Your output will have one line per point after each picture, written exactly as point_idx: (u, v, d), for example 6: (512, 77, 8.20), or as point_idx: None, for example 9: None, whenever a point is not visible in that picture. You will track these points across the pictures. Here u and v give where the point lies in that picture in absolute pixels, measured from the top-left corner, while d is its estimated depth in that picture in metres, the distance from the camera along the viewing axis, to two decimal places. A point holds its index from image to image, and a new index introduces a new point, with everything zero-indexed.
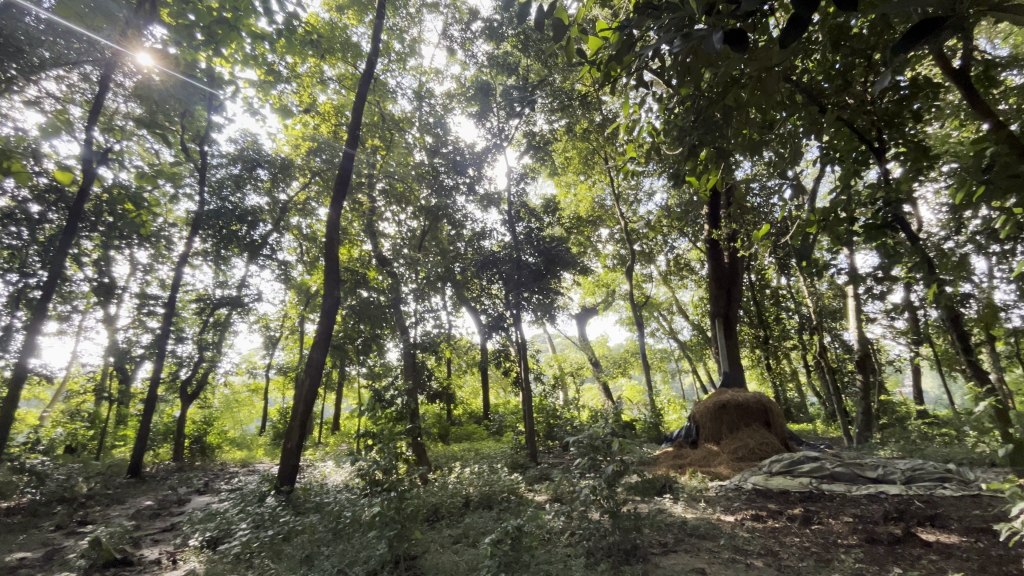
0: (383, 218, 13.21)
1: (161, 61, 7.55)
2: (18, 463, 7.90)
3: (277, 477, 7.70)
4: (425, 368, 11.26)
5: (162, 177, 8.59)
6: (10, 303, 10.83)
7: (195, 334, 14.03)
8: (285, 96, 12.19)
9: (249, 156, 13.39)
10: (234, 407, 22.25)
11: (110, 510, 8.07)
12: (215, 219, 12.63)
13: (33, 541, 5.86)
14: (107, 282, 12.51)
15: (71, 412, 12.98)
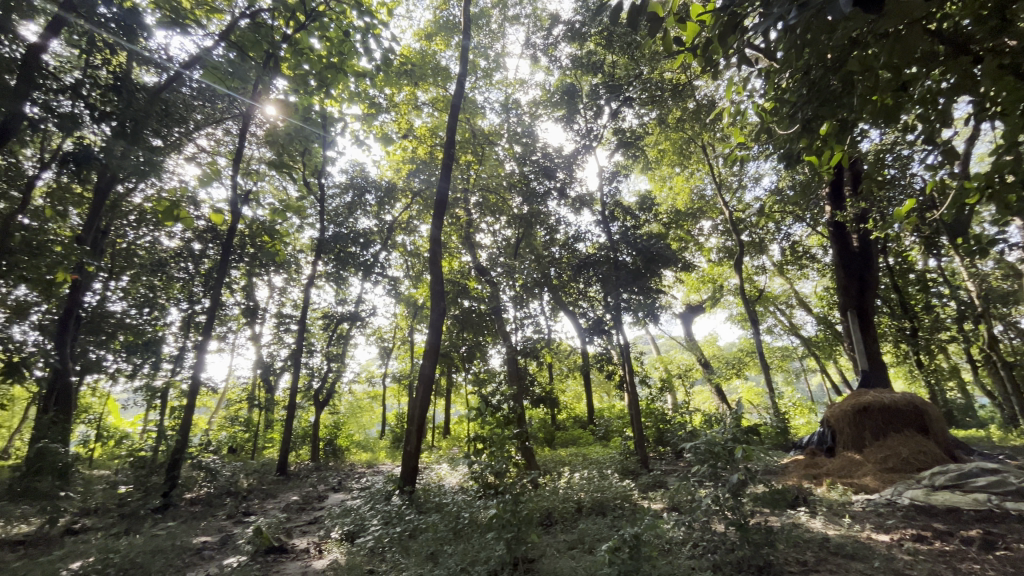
0: (479, 229, 13.72)
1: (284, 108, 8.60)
2: (197, 461, 9.42)
3: (400, 477, 8.28)
4: (528, 373, 11.43)
5: (291, 210, 9.74)
6: (184, 327, 13.00)
7: (323, 348, 15.68)
8: (387, 125, 13.21)
9: (358, 183, 14.71)
10: (358, 413, 24.40)
11: (266, 503, 9.27)
12: (335, 243, 14.08)
13: (212, 528, 6.93)
14: (253, 304, 14.48)
15: (232, 418, 15.19)
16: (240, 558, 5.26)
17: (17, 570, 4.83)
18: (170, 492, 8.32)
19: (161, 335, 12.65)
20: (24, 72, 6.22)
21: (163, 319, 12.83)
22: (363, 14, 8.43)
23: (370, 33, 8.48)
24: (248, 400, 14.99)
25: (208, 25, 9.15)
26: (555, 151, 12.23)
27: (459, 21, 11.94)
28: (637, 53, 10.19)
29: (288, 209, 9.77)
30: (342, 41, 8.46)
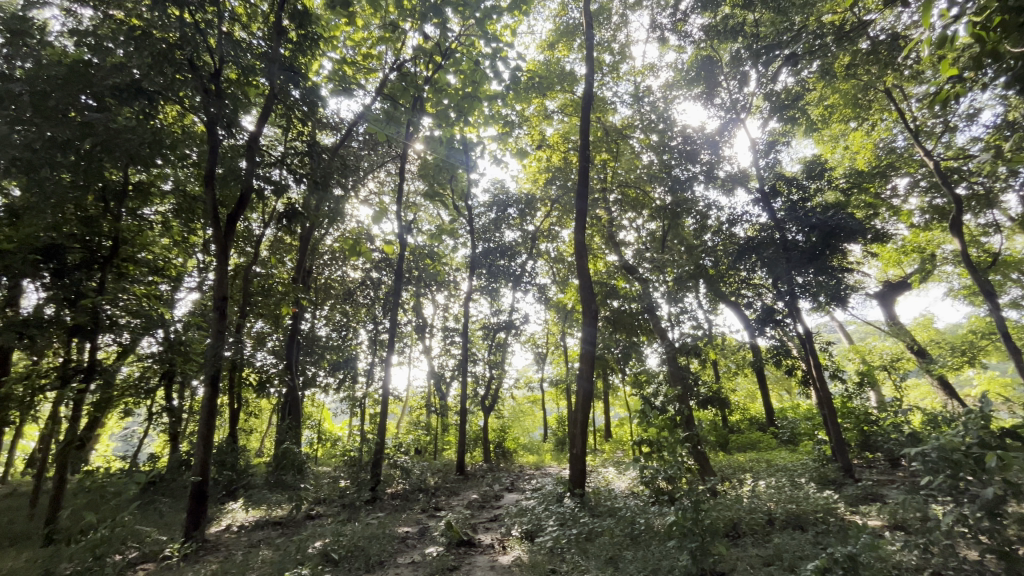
0: (621, 227, 13.43)
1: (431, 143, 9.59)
2: (393, 460, 10.85)
3: (570, 480, 8.41)
4: (691, 372, 10.71)
5: (447, 233, 10.73)
6: (372, 345, 15.18)
7: (485, 356, 16.85)
8: (522, 140, 13.77)
9: (501, 200, 15.55)
10: (520, 416, 25.59)
11: (451, 499, 10.24)
12: (487, 258, 15.14)
13: (411, 519, 7.90)
14: (423, 321, 16.27)
15: (415, 423, 17.16)
16: (438, 549, 5.84)
17: (280, 545, 6.11)
18: (376, 486, 9.71)
19: (356, 353, 14.92)
20: (250, 155, 7.99)
21: (356, 338, 15.21)
22: (489, 40, 8.97)
23: (498, 57, 8.97)
24: (427, 406, 16.80)
25: (367, 84, 10.69)
26: (696, 132, 11.40)
27: (580, 23, 11.90)
28: (784, 3, 8.96)
29: (444, 233, 10.76)
30: (474, 70, 9.12)
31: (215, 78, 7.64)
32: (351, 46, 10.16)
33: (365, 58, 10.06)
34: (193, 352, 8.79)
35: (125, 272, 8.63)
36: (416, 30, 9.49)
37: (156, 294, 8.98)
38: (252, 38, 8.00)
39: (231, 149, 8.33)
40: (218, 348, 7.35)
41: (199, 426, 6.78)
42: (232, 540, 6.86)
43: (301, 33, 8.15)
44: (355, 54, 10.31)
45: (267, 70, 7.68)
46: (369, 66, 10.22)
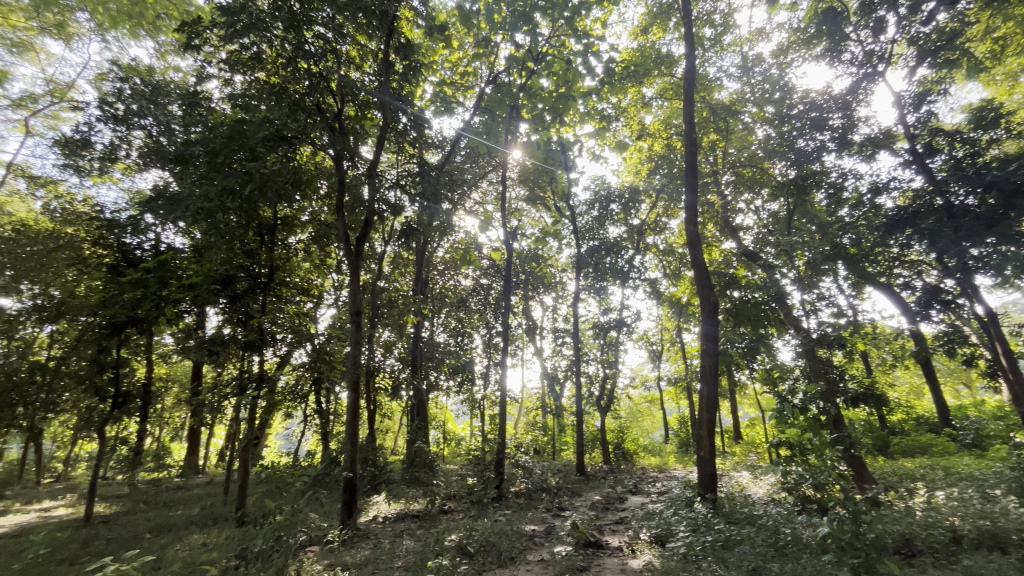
0: (737, 211, 12.42)
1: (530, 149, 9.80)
2: (515, 459, 11.16)
3: (698, 484, 7.97)
4: (835, 366, 9.51)
5: (551, 235, 10.82)
6: (487, 349, 15.84)
7: (597, 356, 16.62)
8: (621, 133, 13.40)
9: (603, 196, 15.27)
10: (638, 417, 24.81)
11: (574, 500, 10.25)
12: (592, 256, 14.99)
13: (537, 518, 8.08)
14: (533, 323, 16.58)
15: (532, 423, 17.51)
16: (567, 548, 5.89)
17: (421, 536, 6.62)
18: (501, 484, 10.09)
19: (473, 357, 15.69)
20: (372, 181, 8.85)
21: (472, 343, 15.98)
22: (580, 37, 8.89)
23: (590, 52, 8.85)
24: (543, 407, 17.06)
25: (465, 101, 11.24)
26: (821, 95, 10.15)
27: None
28: None
29: (548, 235, 10.86)
30: (566, 70, 9.10)
31: (338, 117, 8.62)
32: (450, 68, 10.77)
33: (462, 77, 10.60)
34: (336, 361, 9.96)
35: (280, 295, 10.09)
36: (508, 41, 9.75)
37: (305, 313, 10.37)
38: (365, 75, 8.83)
39: (355, 178, 9.30)
40: (356, 356, 8.28)
41: (346, 427, 7.67)
42: (379, 529, 7.62)
43: (405, 64, 8.84)
44: (453, 74, 10.91)
45: (379, 103, 8.46)
46: (467, 83, 10.73)
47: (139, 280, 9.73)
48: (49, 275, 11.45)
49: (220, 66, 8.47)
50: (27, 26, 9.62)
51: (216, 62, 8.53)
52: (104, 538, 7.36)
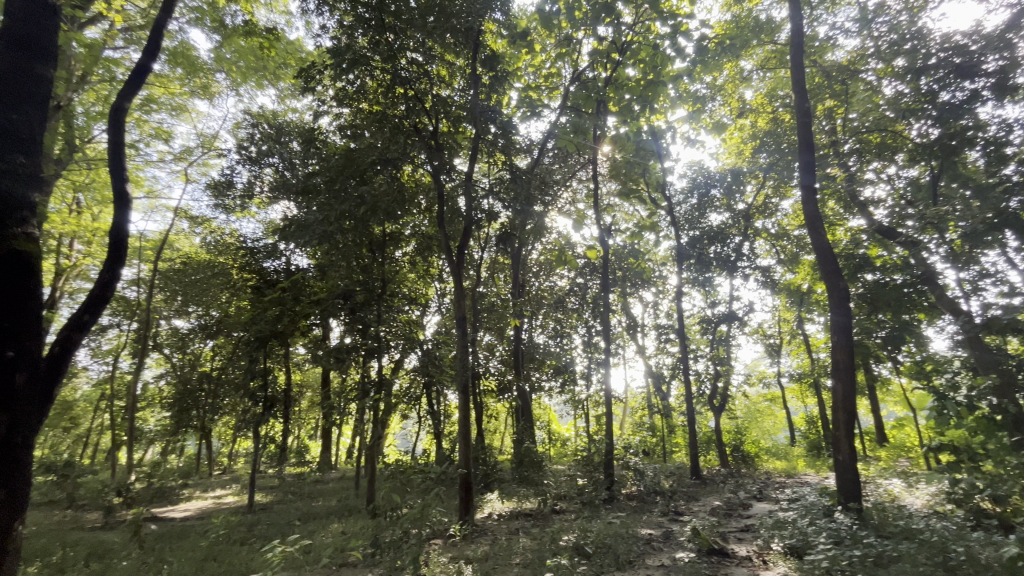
0: (864, 183, 10.98)
1: (616, 142, 9.50)
2: (625, 462, 10.85)
3: (837, 491, 7.15)
4: (1010, 355, 7.97)
5: (647, 228, 10.41)
6: (588, 348, 15.69)
7: (707, 352, 15.64)
8: (718, 113, 12.50)
9: (702, 183, 14.37)
10: (757, 417, 22.91)
11: (692, 504, 9.73)
12: (694, 247, 14.18)
13: (653, 522, 7.77)
14: (633, 321, 16.07)
15: (639, 424, 16.98)
16: (689, 554, 5.61)
17: (536, 535, 6.73)
18: (612, 486, 9.89)
19: (573, 357, 15.62)
20: (468, 191, 9.23)
21: (571, 343, 15.93)
22: (666, 19, 8.48)
23: (679, 33, 8.42)
24: (649, 407, 16.46)
25: (551, 102, 11.27)
26: (966, 38, 8.73)
27: None
28: None
29: (644, 229, 10.44)
30: (653, 55, 8.75)
31: (434, 135, 9.14)
32: (533, 72, 10.88)
33: (546, 79, 10.65)
34: (444, 365, 10.52)
35: (392, 305, 10.91)
36: (591, 36, 9.61)
37: (414, 321, 11.10)
38: (454, 92, 9.27)
39: (452, 190, 9.78)
40: (464, 360, 8.69)
41: (459, 428, 8.06)
42: (495, 526, 7.90)
43: (492, 75, 9.14)
44: (537, 78, 10.99)
45: (470, 117, 8.82)
46: (551, 84, 10.76)
47: (277, 298, 11.14)
48: (209, 298, 13.56)
49: (331, 103, 9.41)
50: (182, 91, 11.45)
51: (328, 100, 9.50)
52: (265, 523, 8.52)
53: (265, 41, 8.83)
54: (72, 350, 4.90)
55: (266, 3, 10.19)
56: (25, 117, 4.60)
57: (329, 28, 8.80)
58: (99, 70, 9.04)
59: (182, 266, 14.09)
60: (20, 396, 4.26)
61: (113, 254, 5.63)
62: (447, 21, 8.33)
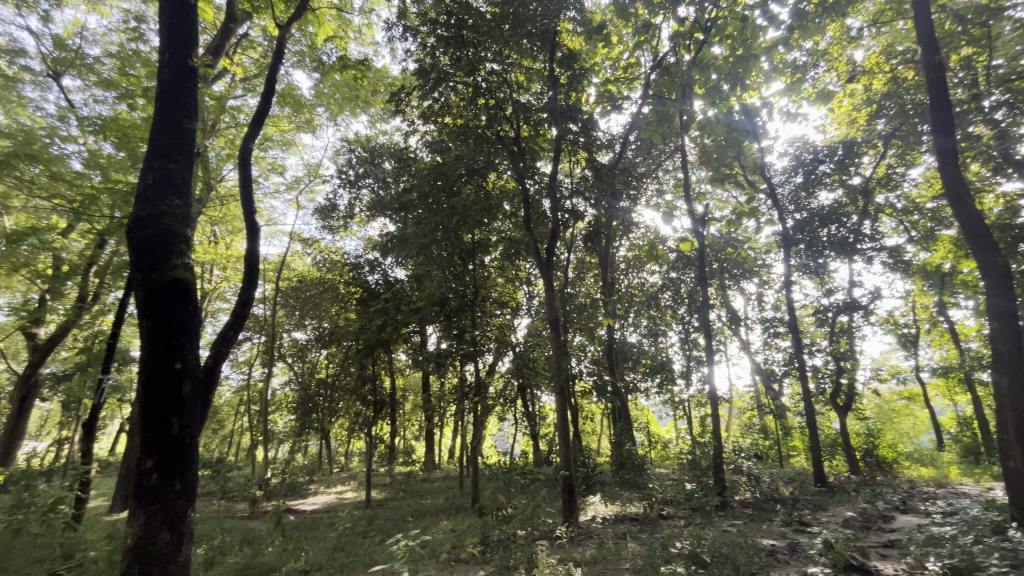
0: (1018, 139, 9.27)
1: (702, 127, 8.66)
2: (737, 466, 10.09)
3: (1008, 504, 6.17)
4: None
5: (747, 214, 9.63)
6: (685, 345, 14.89)
7: (825, 345, 14.11)
8: (822, 81, 11.29)
9: (808, 159, 13.04)
10: (894, 419, 20.11)
11: (819, 514, 8.78)
12: (802, 231, 12.91)
13: (774, 533, 7.14)
14: (735, 315, 14.95)
15: (749, 426, 15.73)
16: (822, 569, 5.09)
17: (645, 540, 6.51)
18: (724, 492, 9.24)
19: (669, 355, 14.91)
20: (553, 192, 9.22)
21: (667, 341, 15.20)
22: None
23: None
24: (759, 407, 15.19)
25: (632, 93, 10.92)
26: None
27: None
28: None
29: (742, 216, 9.66)
30: (742, 28, 8.09)
31: (516, 140, 9.27)
32: (612, 65, 10.61)
33: (625, 70, 10.33)
34: (539, 367, 10.58)
35: (485, 310, 11.25)
36: (671, 19, 9.17)
37: (507, 324, 11.34)
38: (533, 96, 9.35)
39: (536, 193, 9.84)
40: (561, 361, 8.70)
41: (558, 429, 8.07)
42: (600, 529, 7.77)
43: (569, 74, 9.05)
44: (616, 71, 10.71)
45: (550, 119, 8.85)
46: (631, 75, 10.41)
47: (382, 308, 12.00)
48: (322, 312, 14.93)
49: (418, 122, 9.94)
50: (290, 128, 12.79)
51: (415, 119, 10.05)
52: (382, 518, 9.20)
53: (357, 73, 9.57)
54: (224, 360, 5.68)
55: (356, 38, 11.05)
56: (178, 165, 5.45)
57: (413, 52, 9.32)
58: (226, 117, 10.41)
59: (299, 284, 15.67)
60: (189, 400, 5.02)
61: (248, 275, 6.43)
62: (522, 27, 8.54)
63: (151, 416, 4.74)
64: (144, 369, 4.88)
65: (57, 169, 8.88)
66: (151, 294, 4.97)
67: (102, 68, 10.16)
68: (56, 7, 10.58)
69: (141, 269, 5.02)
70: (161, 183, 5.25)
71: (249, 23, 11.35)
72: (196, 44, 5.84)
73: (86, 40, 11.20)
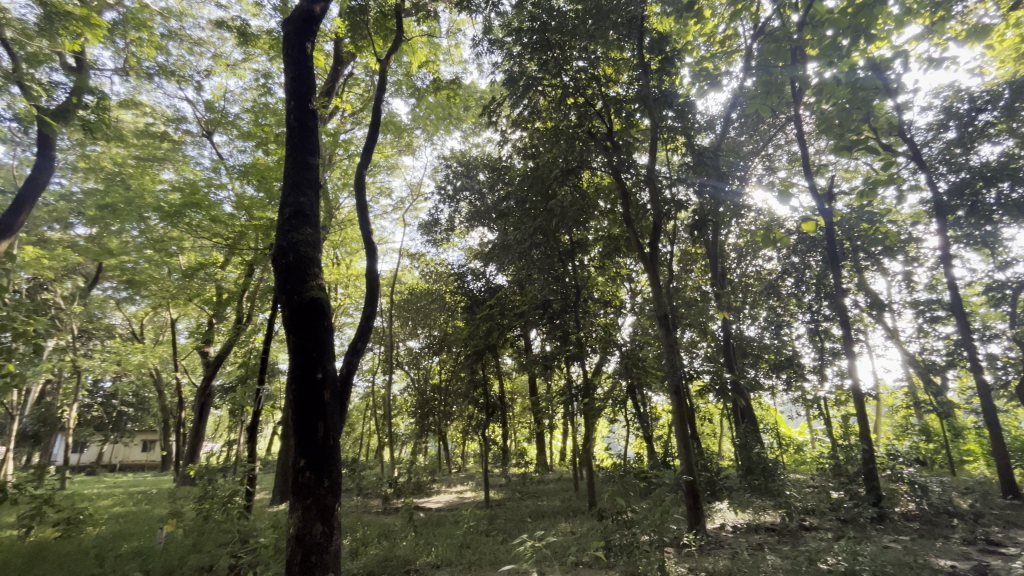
0: None
1: (819, 91, 7.61)
2: (894, 473, 8.74)
3: None
4: None
5: (885, 183, 8.36)
6: (815, 337, 13.34)
7: (1002, 329, 11.74)
8: (971, 16, 9.46)
9: (961, 110, 11.00)
10: None
11: (1013, 533, 7.28)
12: (959, 195, 10.89)
13: (953, 553, 6.06)
14: (877, 299, 13.07)
15: (905, 427, 13.59)
16: None
17: (787, 553, 5.91)
18: (880, 503, 8.05)
19: (797, 348, 13.47)
20: (651, 184, 8.78)
21: (793, 333, 13.75)
22: None
23: None
24: (917, 405, 13.06)
25: (731, 68, 10.12)
26: None
27: None
28: None
29: (878, 185, 8.39)
30: None
31: (609, 135, 9.04)
32: (707, 41, 9.92)
33: (722, 45, 9.59)
34: (649, 366, 10.16)
35: (588, 311, 11.13)
36: None
37: (612, 324, 11.10)
38: (623, 87, 9.07)
39: (633, 187, 9.49)
40: (673, 360, 8.27)
41: (676, 431, 7.68)
42: (732, 539, 7.23)
43: (660, 59, 8.64)
44: (712, 47, 9.99)
45: (643, 108, 8.50)
46: (729, 48, 9.65)
47: (487, 314, 12.39)
48: (432, 321, 15.85)
49: (509, 130, 10.17)
50: (394, 153, 13.81)
51: (506, 128, 10.30)
52: (502, 518, 9.46)
53: (449, 92, 10.06)
54: (355, 368, 6.27)
55: (446, 59, 11.62)
56: (308, 199, 6.13)
57: (500, 64, 9.56)
58: (340, 151, 11.53)
59: (410, 296, 16.78)
60: (330, 406, 5.61)
61: (369, 290, 7.04)
62: (605, 19, 8.17)
63: (301, 421, 5.38)
64: (294, 380, 5.54)
65: (215, 213, 10.49)
66: (295, 313, 5.63)
67: (241, 122, 11.84)
68: (205, 77, 12.58)
69: (285, 292, 5.71)
70: (295, 215, 5.95)
71: (353, 63, 12.51)
72: (316, 88, 6.55)
73: (229, 100, 13.16)
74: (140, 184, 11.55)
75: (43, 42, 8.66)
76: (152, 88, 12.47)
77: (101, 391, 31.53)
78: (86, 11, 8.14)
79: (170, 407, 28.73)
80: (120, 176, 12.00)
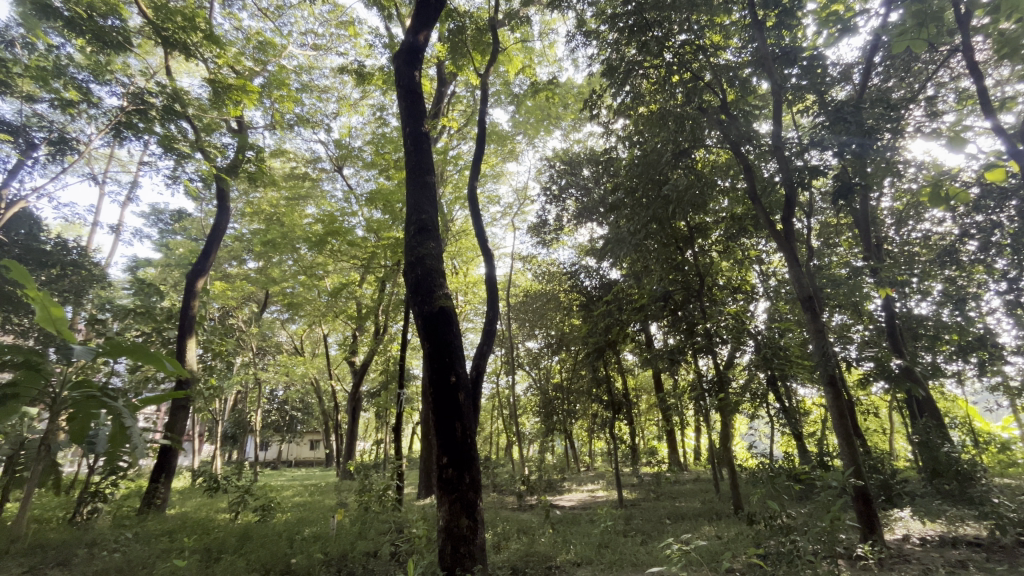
0: None
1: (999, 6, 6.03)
2: None
3: None
4: None
5: None
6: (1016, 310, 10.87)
7: None
8: None
9: None
10: None
11: None
12: None
13: None
14: None
15: None
16: None
17: None
18: None
19: (989, 325, 11.10)
20: (776, 153, 7.89)
21: (982, 307, 11.35)
22: None
23: None
24: None
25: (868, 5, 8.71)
26: None
27: None
28: None
29: None
30: None
31: (723, 107, 8.35)
32: None
33: None
34: (792, 355, 9.13)
35: (715, 299, 10.30)
36: None
37: (744, 311, 10.15)
38: (735, 52, 8.32)
39: (756, 159, 8.62)
40: (824, 347, 7.31)
41: (834, 427, 6.78)
42: (921, 553, 6.17)
43: (777, 12, 7.74)
44: None
45: (762, 70, 7.69)
46: None
47: (605, 311, 12.16)
48: (549, 321, 16.08)
49: (611, 121, 9.91)
50: (499, 162, 14.29)
51: (608, 119, 10.05)
52: (640, 518, 9.19)
53: (547, 93, 10.09)
54: (485, 370, 6.57)
55: (541, 61, 11.72)
56: (429, 215, 6.57)
57: (596, 55, 9.37)
58: (450, 166, 12.24)
59: (526, 298, 17.19)
60: (465, 407, 5.94)
61: (489, 296, 7.33)
62: None
63: (442, 422, 5.79)
64: (432, 384, 5.97)
65: (351, 238, 11.76)
66: (427, 321, 6.08)
67: (365, 155, 13.18)
68: (334, 119, 14.25)
69: (417, 303, 6.19)
70: (421, 231, 6.44)
71: (454, 82, 13.23)
72: (426, 112, 7.05)
73: (354, 137, 14.74)
74: (292, 220, 13.44)
75: (215, 112, 10.53)
76: (294, 136, 14.48)
77: (275, 399, 37.12)
78: (243, 81, 9.73)
79: (329, 411, 32.84)
80: (277, 216, 14.08)
